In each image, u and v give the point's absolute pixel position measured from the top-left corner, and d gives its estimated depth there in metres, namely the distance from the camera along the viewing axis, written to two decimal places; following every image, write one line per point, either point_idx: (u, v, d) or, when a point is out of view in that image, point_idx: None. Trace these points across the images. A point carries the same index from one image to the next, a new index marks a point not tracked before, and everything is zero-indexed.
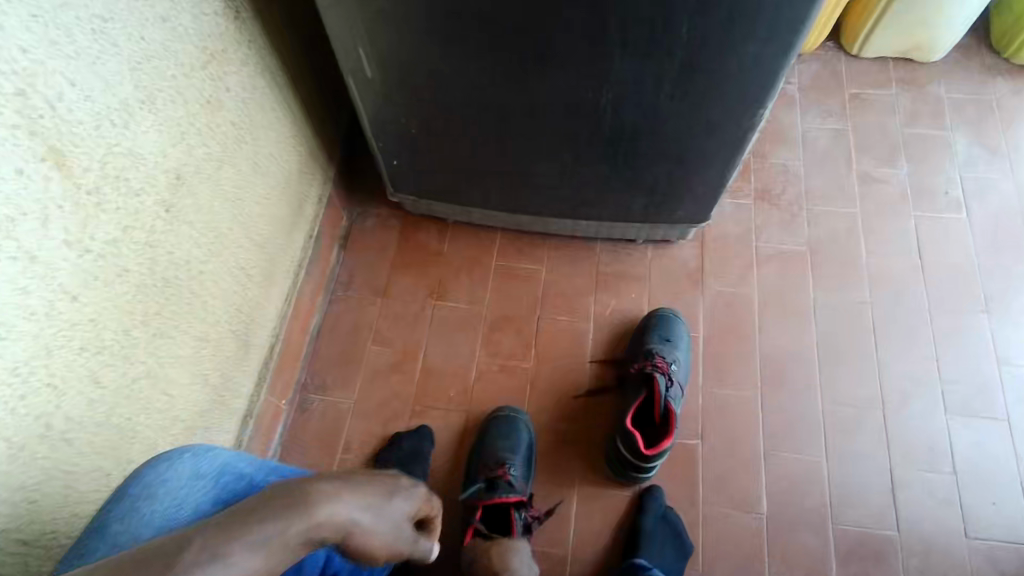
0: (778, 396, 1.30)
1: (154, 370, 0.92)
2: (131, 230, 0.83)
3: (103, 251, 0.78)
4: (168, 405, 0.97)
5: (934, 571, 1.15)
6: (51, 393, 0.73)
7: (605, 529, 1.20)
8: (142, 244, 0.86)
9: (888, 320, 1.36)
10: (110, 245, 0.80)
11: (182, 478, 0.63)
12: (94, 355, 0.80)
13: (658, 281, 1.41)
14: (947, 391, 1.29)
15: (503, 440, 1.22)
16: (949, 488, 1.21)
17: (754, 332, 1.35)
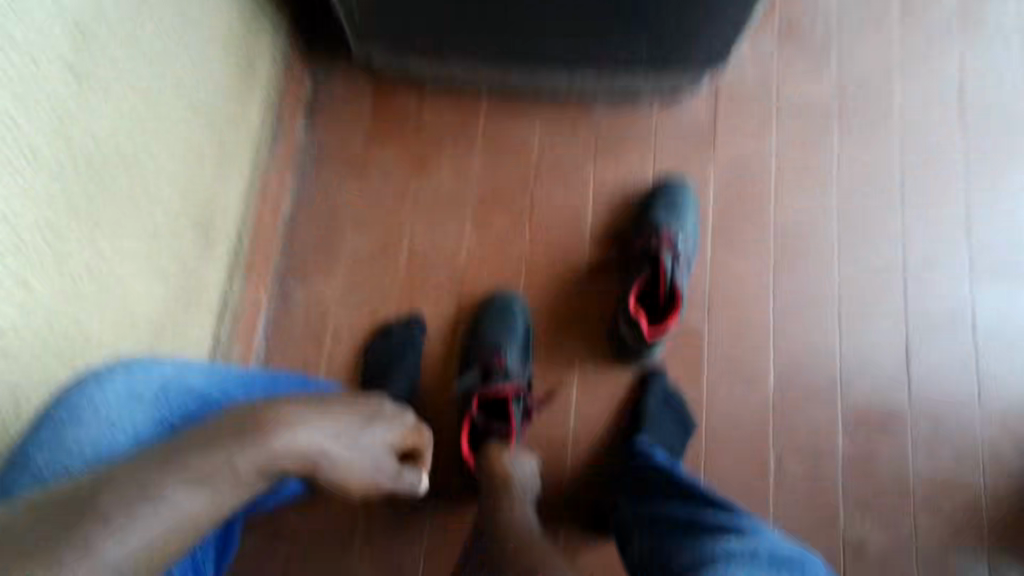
0: (793, 267, 1.20)
1: (98, 268, 0.81)
2: (33, 108, 0.67)
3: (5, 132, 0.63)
4: (123, 304, 0.87)
5: (942, 439, 1.13)
6: None
7: (608, 410, 1.16)
8: (55, 120, 0.70)
9: (918, 179, 1.23)
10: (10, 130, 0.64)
11: (118, 401, 0.60)
12: (18, 258, 0.67)
13: (665, 144, 1.26)
14: (977, 254, 1.19)
15: (498, 324, 1.15)
16: (968, 355, 1.15)
17: (770, 198, 1.23)
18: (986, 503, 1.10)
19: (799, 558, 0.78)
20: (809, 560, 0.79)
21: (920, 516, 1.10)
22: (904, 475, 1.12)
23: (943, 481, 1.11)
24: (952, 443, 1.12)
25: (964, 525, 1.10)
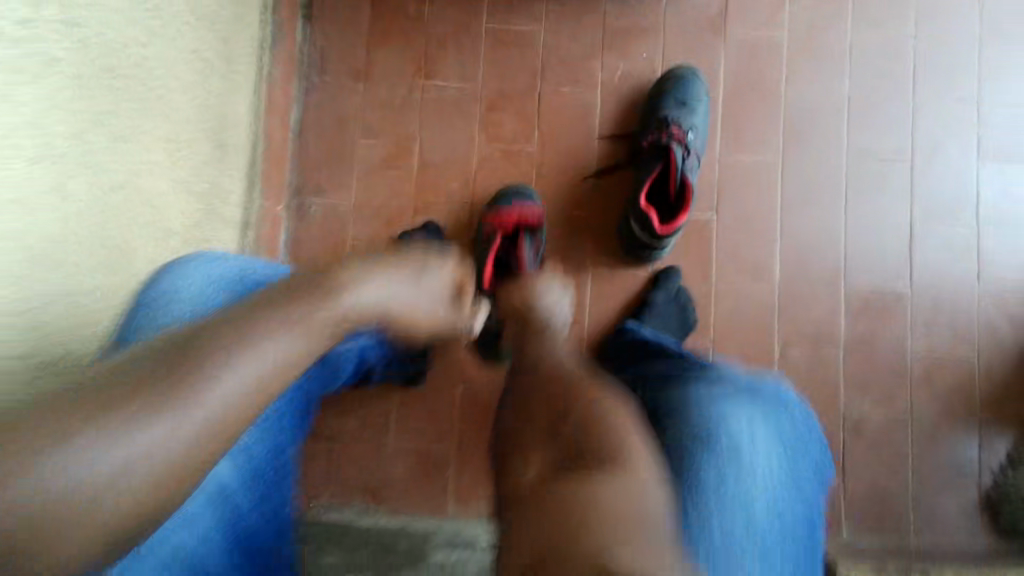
0: (802, 159, 1.21)
1: (128, 180, 0.83)
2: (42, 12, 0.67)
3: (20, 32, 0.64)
4: (155, 217, 0.90)
5: (940, 319, 1.18)
6: (22, 213, 0.67)
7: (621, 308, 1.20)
8: (65, 21, 0.70)
9: (930, 62, 1.22)
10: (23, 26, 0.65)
11: (197, 286, 0.66)
12: (53, 166, 0.71)
13: (673, 35, 1.24)
14: (983, 134, 1.20)
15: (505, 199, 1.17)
16: (969, 238, 1.19)
17: (780, 88, 1.22)
18: (980, 379, 1.17)
19: (778, 395, 0.79)
20: (789, 399, 0.80)
21: (917, 393, 1.17)
22: (904, 357, 1.18)
23: (940, 360, 1.18)
24: (949, 323, 1.18)
25: (957, 400, 1.17)
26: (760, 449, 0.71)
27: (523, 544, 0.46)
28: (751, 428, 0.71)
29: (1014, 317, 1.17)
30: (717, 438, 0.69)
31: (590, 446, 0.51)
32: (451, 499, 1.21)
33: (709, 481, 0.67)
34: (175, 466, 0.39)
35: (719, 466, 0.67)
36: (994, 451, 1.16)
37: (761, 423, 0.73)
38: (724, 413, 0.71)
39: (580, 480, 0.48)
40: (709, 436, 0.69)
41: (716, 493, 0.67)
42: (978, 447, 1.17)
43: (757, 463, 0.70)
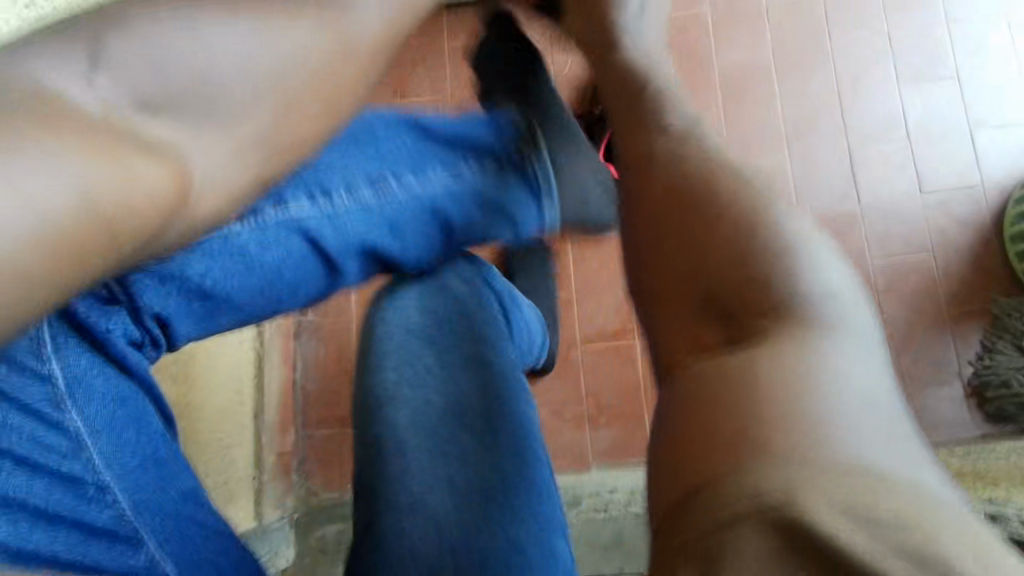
0: (741, 109, 1.35)
1: None
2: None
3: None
4: None
5: (892, 230, 1.28)
6: None
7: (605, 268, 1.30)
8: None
9: (841, 8, 1.37)
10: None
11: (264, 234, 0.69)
12: None
13: None
14: (899, 62, 1.34)
15: None
16: (904, 155, 1.31)
17: (711, 53, 1.38)
18: (941, 279, 1.26)
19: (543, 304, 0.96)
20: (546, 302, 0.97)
21: (887, 300, 1.26)
22: (867, 269, 1.27)
23: (901, 267, 1.27)
24: (900, 232, 1.28)
25: (926, 302, 1.25)
26: (432, 355, 0.76)
27: (678, 346, 0.47)
28: (419, 341, 0.77)
29: (959, 219, 1.28)
30: (387, 374, 0.76)
31: (752, 244, 0.48)
32: None
33: (386, 417, 0.73)
34: (267, 113, 0.42)
35: (389, 401, 0.74)
36: (970, 344, 1.23)
37: (439, 325, 0.78)
38: (387, 341, 0.77)
39: (750, 356, 0.42)
40: (378, 378, 0.76)
41: (395, 421, 0.73)
42: (955, 343, 1.23)
43: (433, 371, 0.76)
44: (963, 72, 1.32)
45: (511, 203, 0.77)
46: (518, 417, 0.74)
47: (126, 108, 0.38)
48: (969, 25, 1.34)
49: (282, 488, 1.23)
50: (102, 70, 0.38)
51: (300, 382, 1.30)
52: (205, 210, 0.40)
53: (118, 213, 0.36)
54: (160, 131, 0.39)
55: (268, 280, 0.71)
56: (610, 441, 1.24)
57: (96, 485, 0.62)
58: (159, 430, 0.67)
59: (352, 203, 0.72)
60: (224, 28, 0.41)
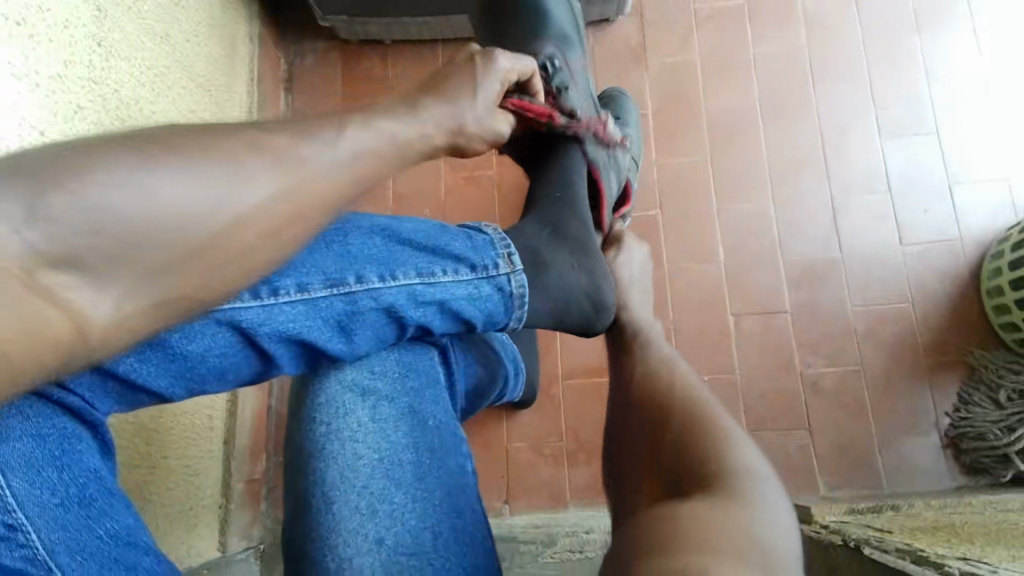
0: (728, 153, 1.38)
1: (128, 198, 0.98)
2: (67, 70, 0.86)
3: (53, 82, 0.83)
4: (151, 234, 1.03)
5: (873, 278, 1.30)
6: None
7: None
8: (88, 79, 0.90)
9: (825, 63, 1.41)
10: (53, 77, 0.84)
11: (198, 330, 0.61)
12: None
13: (604, 66, 1.44)
14: (881, 116, 1.38)
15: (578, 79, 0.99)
16: (885, 205, 1.33)
17: (700, 98, 1.41)
18: (920, 328, 1.27)
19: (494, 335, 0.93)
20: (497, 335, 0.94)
21: (866, 349, 1.27)
22: (848, 317, 1.28)
23: (881, 315, 1.28)
24: (880, 280, 1.30)
25: (905, 351, 1.26)
26: (364, 406, 0.72)
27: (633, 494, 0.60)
28: (353, 389, 0.72)
29: (938, 269, 1.30)
30: (317, 430, 0.71)
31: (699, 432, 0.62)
32: None
33: (315, 473, 0.70)
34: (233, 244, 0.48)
35: (319, 458, 0.70)
36: (948, 395, 1.24)
37: (374, 372, 0.72)
38: (318, 391, 0.71)
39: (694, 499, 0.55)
40: (312, 433, 0.71)
41: (322, 480, 0.69)
42: (932, 394, 1.24)
43: (365, 425, 0.71)
44: (943, 130, 1.36)
45: (489, 303, 0.72)
46: (450, 474, 0.72)
47: (46, 259, 0.40)
48: (946, 84, 1.38)
49: (249, 519, 1.20)
50: (34, 222, 0.40)
51: (275, 410, 1.30)
52: (109, 348, 0.43)
53: (23, 359, 0.40)
54: (68, 284, 0.41)
55: (194, 370, 0.63)
56: (589, 478, 1.23)
57: (9, 523, 0.54)
58: (90, 466, 0.60)
59: (304, 307, 0.64)
60: (177, 172, 0.46)
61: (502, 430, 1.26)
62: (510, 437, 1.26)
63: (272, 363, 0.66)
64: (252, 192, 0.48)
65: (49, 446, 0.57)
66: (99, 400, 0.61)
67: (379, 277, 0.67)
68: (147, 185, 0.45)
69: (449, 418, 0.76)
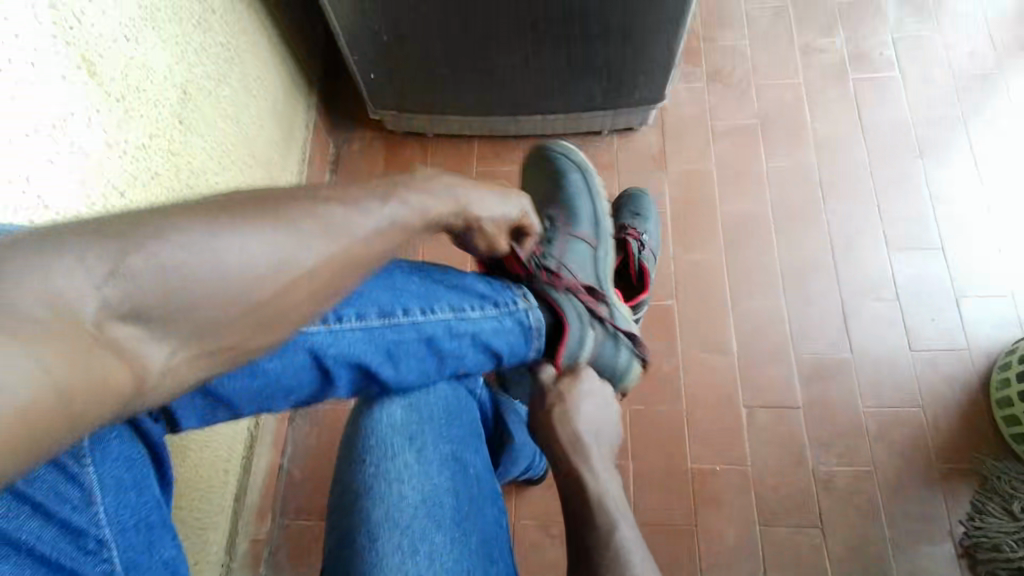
0: (741, 253, 1.46)
1: None
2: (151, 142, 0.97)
3: (137, 149, 0.94)
4: None
5: (884, 381, 1.33)
6: None
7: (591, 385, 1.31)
8: (167, 152, 1.01)
9: (834, 177, 1.52)
10: (139, 147, 0.94)
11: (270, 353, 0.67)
12: None
13: (627, 167, 1.56)
14: (887, 229, 1.46)
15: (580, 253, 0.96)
16: (894, 311, 1.39)
17: (716, 201, 1.51)
18: (931, 434, 1.28)
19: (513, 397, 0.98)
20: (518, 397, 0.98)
21: (878, 451, 1.27)
22: (858, 417, 1.30)
23: (892, 418, 1.30)
24: (892, 383, 1.33)
25: (917, 456, 1.27)
26: (411, 450, 0.75)
27: None
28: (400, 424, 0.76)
29: (947, 376, 1.33)
30: (366, 471, 0.75)
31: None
32: None
33: (361, 510, 0.73)
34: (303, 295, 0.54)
35: (366, 497, 0.73)
36: (962, 504, 1.23)
37: (422, 418, 0.77)
38: (369, 432, 0.76)
39: None
40: (360, 472, 0.75)
41: (368, 517, 0.72)
42: (947, 502, 1.23)
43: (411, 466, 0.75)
44: (947, 245, 1.44)
45: (517, 336, 0.77)
46: (486, 522, 0.75)
47: (122, 313, 0.44)
48: (949, 204, 1.47)
49: None
50: (115, 279, 0.44)
51: (287, 469, 1.31)
52: (156, 393, 0.46)
53: (85, 409, 0.41)
54: (139, 335, 0.45)
55: (265, 389, 0.69)
56: None
57: (98, 537, 0.57)
58: (155, 495, 0.64)
59: (361, 333, 0.70)
60: (245, 236, 0.51)
61: (510, 507, 1.26)
62: (518, 514, 1.26)
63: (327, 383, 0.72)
64: (312, 253, 0.54)
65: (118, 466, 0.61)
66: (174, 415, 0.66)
67: (424, 311, 0.73)
68: (219, 251, 0.49)
69: (487, 469, 0.79)
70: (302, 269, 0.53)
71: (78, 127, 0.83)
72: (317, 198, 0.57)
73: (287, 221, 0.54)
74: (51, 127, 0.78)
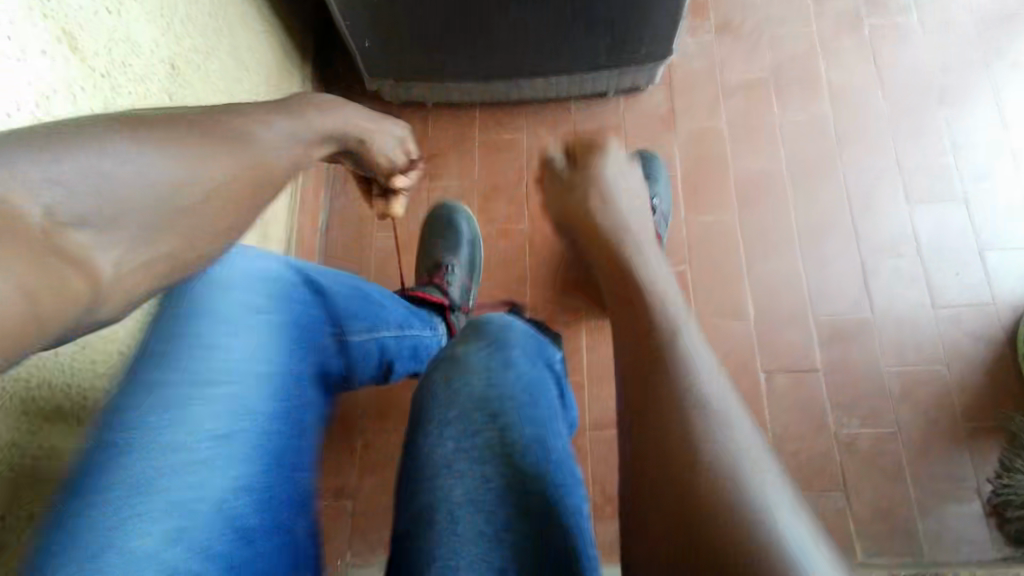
0: (756, 213, 1.41)
1: None
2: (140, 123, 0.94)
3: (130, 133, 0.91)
4: None
5: (907, 339, 1.29)
6: None
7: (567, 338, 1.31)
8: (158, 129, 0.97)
9: (850, 131, 1.46)
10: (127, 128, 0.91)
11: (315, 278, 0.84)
12: None
13: (634, 129, 1.51)
14: (907, 182, 1.41)
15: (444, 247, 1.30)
16: (916, 268, 1.34)
17: (728, 160, 1.46)
18: (956, 391, 1.25)
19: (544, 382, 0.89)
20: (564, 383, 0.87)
21: (901, 411, 1.24)
22: (881, 378, 1.27)
23: (915, 377, 1.27)
24: (915, 342, 1.29)
25: (942, 415, 1.24)
26: (483, 418, 0.68)
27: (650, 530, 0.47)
28: (480, 369, 0.72)
29: (972, 332, 1.29)
30: (445, 446, 0.66)
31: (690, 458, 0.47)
32: None
33: (431, 485, 0.64)
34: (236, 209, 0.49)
35: (437, 471, 0.65)
36: (989, 461, 1.20)
37: (487, 384, 0.70)
38: (433, 401, 0.70)
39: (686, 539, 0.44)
40: (430, 446, 0.67)
41: (438, 490, 0.63)
42: (973, 460, 1.20)
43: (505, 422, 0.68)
44: (971, 196, 1.38)
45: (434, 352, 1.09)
46: (573, 503, 0.64)
47: (64, 219, 0.40)
48: (972, 154, 1.41)
49: None
50: (53, 184, 0.39)
51: None
52: (111, 307, 0.43)
53: (49, 312, 0.39)
54: (86, 241, 0.41)
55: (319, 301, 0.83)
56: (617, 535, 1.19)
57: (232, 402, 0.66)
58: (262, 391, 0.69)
59: (366, 303, 0.93)
60: (171, 150, 0.46)
61: None
62: None
63: (301, 315, 0.78)
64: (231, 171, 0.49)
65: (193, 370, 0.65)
66: (258, 279, 0.74)
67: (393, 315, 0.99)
68: (145, 167, 0.44)
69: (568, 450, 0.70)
70: (227, 180, 0.48)
71: (60, 107, 0.79)
72: (252, 118, 0.52)
73: (209, 131, 0.49)
74: (34, 108, 0.74)
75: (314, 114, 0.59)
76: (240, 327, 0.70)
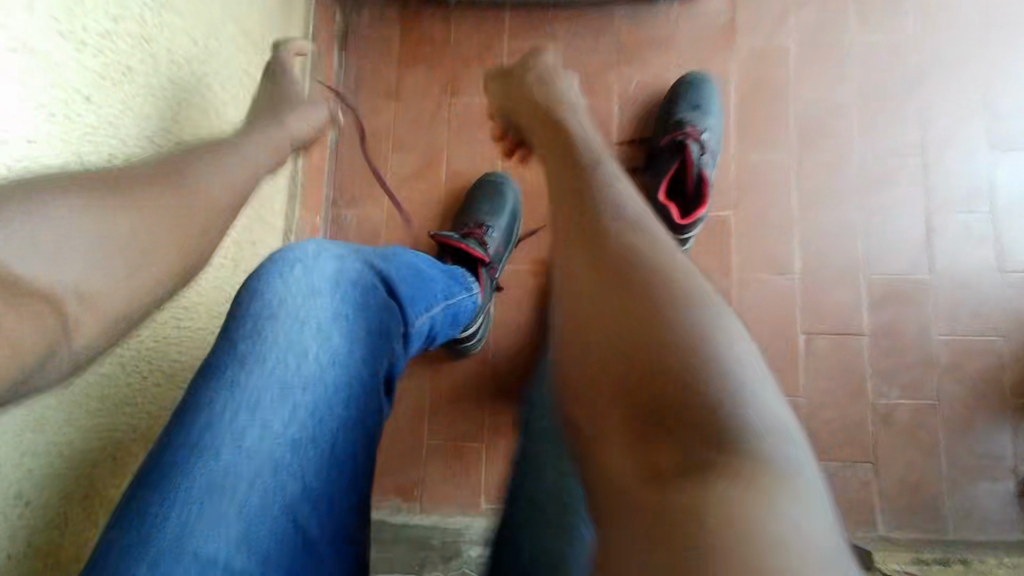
0: (815, 154, 1.26)
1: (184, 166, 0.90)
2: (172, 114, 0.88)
3: (162, 133, 0.85)
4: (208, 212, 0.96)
5: (964, 305, 1.19)
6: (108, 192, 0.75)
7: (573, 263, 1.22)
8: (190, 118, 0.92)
9: (935, 59, 1.27)
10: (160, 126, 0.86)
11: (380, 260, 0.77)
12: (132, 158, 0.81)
13: (687, 44, 1.31)
14: (992, 125, 1.24)
15: (484, 207, 1.20)
16: (987, 226, 1.21)
17: (791, 89, 1.28)
18: (1009, 364, 1.17)
19: None
20: None
21: (947, 382, 1.17)
22: (929, 345, 1.18)
23: (967, 346, 1.18)
24: (973, 308, 1.19)
25: (990, 388, 1.16)
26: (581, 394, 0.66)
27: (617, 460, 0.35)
28: None
29: None
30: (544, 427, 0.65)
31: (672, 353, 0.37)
32: (485, 499, 1.17)
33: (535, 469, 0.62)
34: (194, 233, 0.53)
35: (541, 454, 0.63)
36: None
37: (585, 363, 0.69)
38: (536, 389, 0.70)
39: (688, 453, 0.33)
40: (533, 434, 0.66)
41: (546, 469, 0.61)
42: (1015, 437, 1.14)
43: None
44: None
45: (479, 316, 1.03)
46: None
47: (29, 258, 0.42)
48: None
49: None
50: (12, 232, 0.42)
51: None
52: (85, 336, 0.45)
53: (22, 336, 0.41)
54: (46, 273, 0.43)
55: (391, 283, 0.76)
56: None
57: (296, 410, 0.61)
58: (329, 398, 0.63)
59: (433, 282, 0.85)
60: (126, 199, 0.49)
61: None
62: None
63: (377, 303, 0.72)
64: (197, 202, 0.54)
65: (275, 371, 0.61)
66: (319, 269, 0.67)
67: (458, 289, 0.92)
68: (99, 214, 0.47)
69: None
70: (180, 209, 0.52)
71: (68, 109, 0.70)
72: (199, 169, 0.56)
73: (159, 181, 0.53)
74: (24, 100, 0.64)
75: (245, 146, 0.66)
76: (323, 327, 0.65)
